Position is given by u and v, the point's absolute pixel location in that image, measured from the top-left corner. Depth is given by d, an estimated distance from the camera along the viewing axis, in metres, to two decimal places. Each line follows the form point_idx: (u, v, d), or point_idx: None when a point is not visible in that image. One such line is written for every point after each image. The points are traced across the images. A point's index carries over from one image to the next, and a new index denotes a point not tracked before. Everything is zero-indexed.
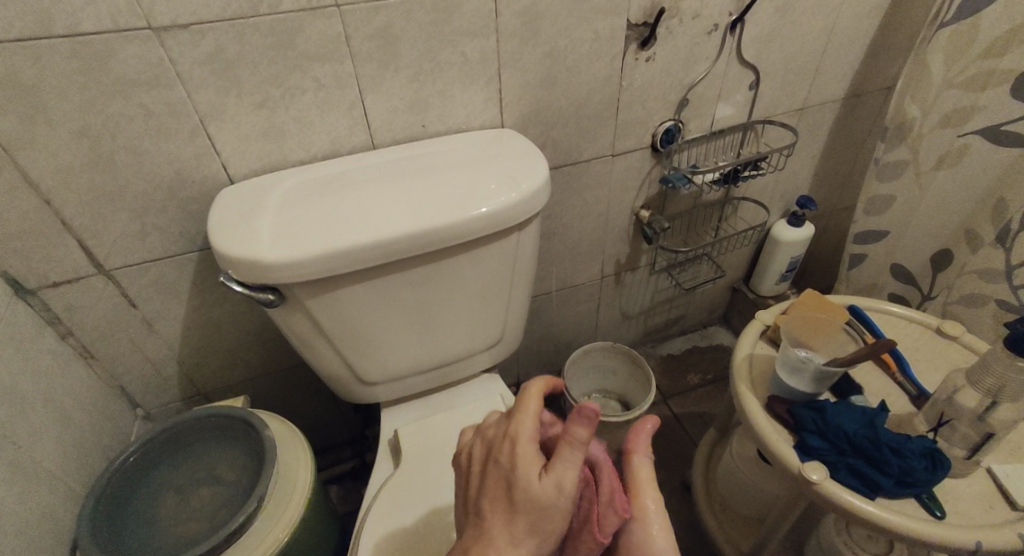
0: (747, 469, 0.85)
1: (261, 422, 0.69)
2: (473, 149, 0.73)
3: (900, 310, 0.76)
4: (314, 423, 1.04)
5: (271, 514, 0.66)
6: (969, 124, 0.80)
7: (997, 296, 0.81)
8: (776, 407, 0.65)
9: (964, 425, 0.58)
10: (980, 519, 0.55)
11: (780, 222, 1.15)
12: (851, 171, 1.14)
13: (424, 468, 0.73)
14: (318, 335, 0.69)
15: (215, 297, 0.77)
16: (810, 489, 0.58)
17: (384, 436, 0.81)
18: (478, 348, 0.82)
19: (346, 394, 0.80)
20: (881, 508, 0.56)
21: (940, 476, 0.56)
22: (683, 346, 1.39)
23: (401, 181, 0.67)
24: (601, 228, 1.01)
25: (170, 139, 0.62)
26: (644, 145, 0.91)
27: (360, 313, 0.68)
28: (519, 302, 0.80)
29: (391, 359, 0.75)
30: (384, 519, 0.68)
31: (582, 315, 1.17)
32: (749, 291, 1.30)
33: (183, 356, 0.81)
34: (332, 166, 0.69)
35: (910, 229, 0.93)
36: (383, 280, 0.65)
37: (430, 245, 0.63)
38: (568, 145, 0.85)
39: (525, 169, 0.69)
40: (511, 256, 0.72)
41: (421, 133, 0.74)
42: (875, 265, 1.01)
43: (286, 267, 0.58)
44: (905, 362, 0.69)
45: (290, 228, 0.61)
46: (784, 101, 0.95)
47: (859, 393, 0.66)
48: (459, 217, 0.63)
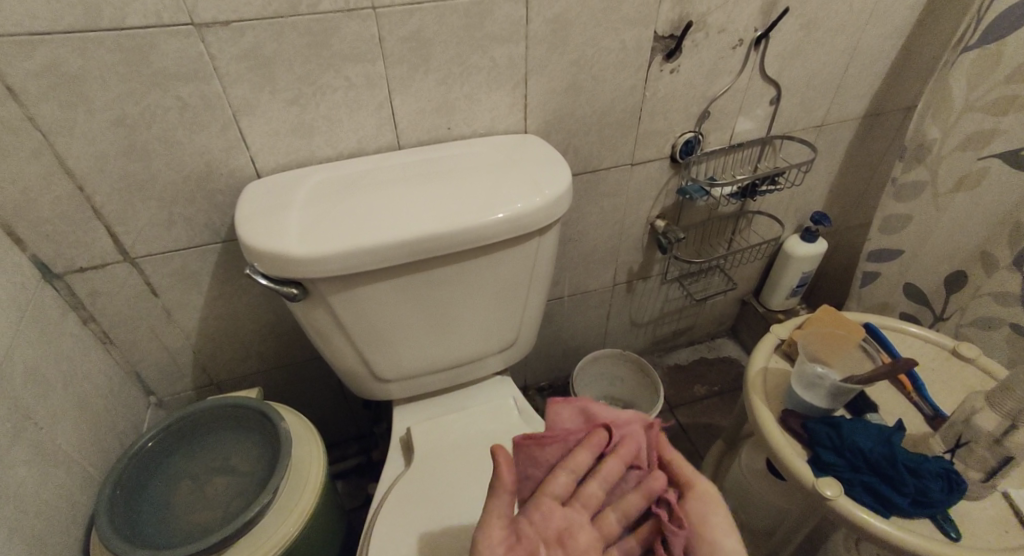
0: (757, 482, 0.85)
1: (276, 414, 0.69)
2: (497, 152, 0.74)
3: (915, 330, 0.77)
4: (323, 417, 1.04)
5: (285, 506, 0.66)
6: (990, 148, 0.80)
7: (1012, 321, 0.82)
8: (790, 421, 0.66)
9: (981, 449, 0.58)
10: (996, 542, 0.56)
11: (793, 237, 1.16)
12: (867, 189, 1.14)
13: (436, 470, 0.73)
14: (337, 331, 0.69)
15: (235, 289, 0.78)
16: (823, 504, 0.58)
17: (396, 434, 0.81)
18: (491, 350, 0.82)
19: (359, 390, 0.81)
20: (895, 527, 0.56)
21: (955, 498, 0.57)
22: (691, 357, 1.39)
23: (427, 181, 0.68)
24: (617, 235, 1.01)
25: (203, 131, 0.63)
26: (664, 156, 0.92)
27: (381, 311, 0.68)
28: (535, 306, 0.81)
29: (406, 358, 0.76)
30: (396, 516, 0.68)
31: (593, 322, 1.17)
32: (759, 305, 1.31)
33: (199, 346, 0.82)
34: (354, 165, 0.70)
35: (925, 250, 0.94)
36: (405, 279, 0.66)
37: (454, 246, 0.64)
38: (589, 153, 0.85)
39: (549, 174, 0.70)
40: (531, 260, 0.73)
41: (445, 135, 0.75)
42: (889, 284, 1.01)
43: (312, 261, 0.59)
44: (920, 382, 0.69)
45: (316, 223, 0.62)
46: (804, 117, 0.96)
47: (874, 411, 0.66)
48: (484, 220, 0.63)
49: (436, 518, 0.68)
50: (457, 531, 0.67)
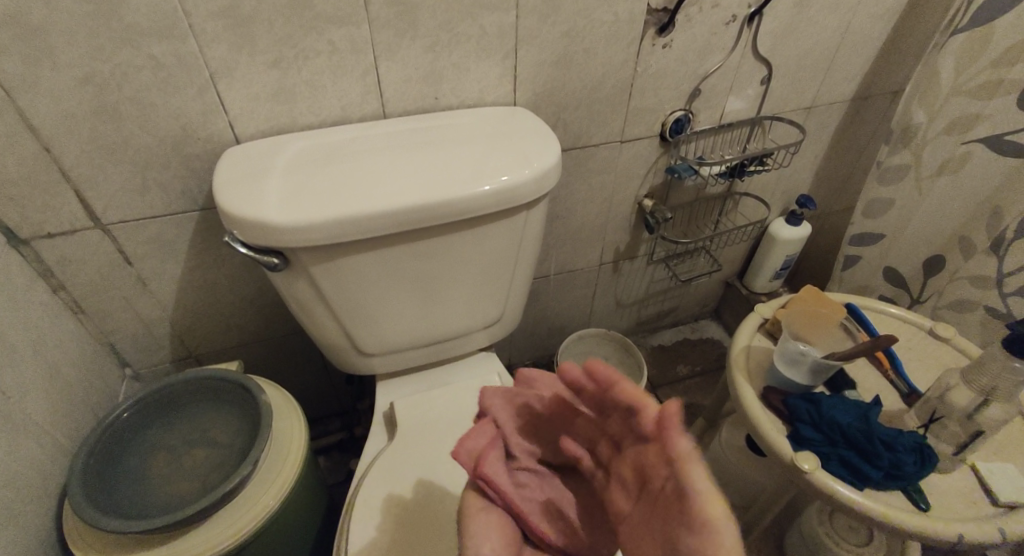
0: (736, 457, 0.86)
1: (256, 386, 0.68)
2: (486, 124, 0.72)
3: (895, 310, 0.78)
4: (305, 393, 1.03)
5: (266, 477, 0.66)
6: (974, 132, 0.80)
7: (987, 303, 0.84)
8: (771, 397, 0.67)
9: (953, 424, 0.60)
10: (961, 513, 0.57)
11: (778, 220, 1.16)
12: (852, 173, 1.15)
13: (420, 445, 0.72)
14: (320, 303, 0.68)
15: (214, 259, 0.76)
16: (800, 477, 0.60)
17: (380, 408, 0.81)
18: (476, 326, 0.82)
19: (341, 364, 0.80)
20: (867, 498, 0.57)
21: (928, 472, 0.58)
22: (674, 338, 1.41)
23: (413, 151, 0.66)
24: (604, 213, 1.00)
25: (179, 92, 0.60)
26: (654, 134, 0.91)
27: (365, 283, 0.67)
28: (521, 282, 0.80)
29: (389, 332, 0.75)
30: (377, 487, 0.69)
31: (578, 301, 1.17)
32: (742, 287, 1.32)
33: (176, 318, 0.80)
34: (339, 132, 0.68)
35: (907, 233, 0.95)
36: (389, 251, 0.65)
37: (439, 218, 0.62)
38: (578, 128, 0.84)
39: (538, 148, 0.69)
40: (519, 234, 0.72)
41: (432, 106, 0.73)
42: (870, 267, 1.03)
43: (293, 229, 0.57)
44: (898, 360, 0.71)
45: (298, 191, 0.60)
46: (794, 98, 0.96)
47: (852, 388, 0.67)
48: (470, 192, 0.62)
49: (419, 492, 0.68)
50: (434, 511, 0.66)
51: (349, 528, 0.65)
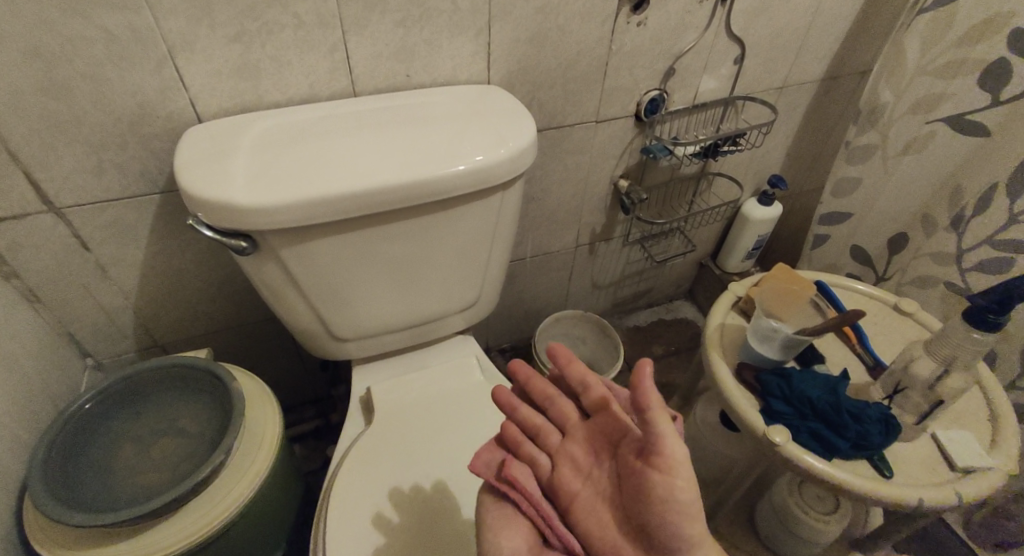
0: (710, 433, 0.88)
1: (227, 374, 0.66)
2: (459, 103, 0.71)
3: (861, 287, 0.80)
4: (278, 380, 1.01)
5: (240, 464, 0.65)
6: (937, 111, 0.82)
7: (947, 278, 0.87)
8: (745, 373, 0.68)
9: (916, 394, 0.62)
10: (923, 479, 0.59)
11: (751, 200, 1.18)
12: (821, 153, 1.17)
13: (398, 432, 0.72)
14: (291, 287, 0.66)
15: (178, 244, 0.73)
16: (772, 451, 0.61)
17: (356, 393, 0.80)
18: (453, 309, 0.81)
19: (315, 350, 0.79)
20: (837, 469, 0.59)
21: (891, 440, 0.60)
22: (649, 319, 1.42)
23: (385, 131, 0.64)
24: (580, 194, 1.00)
25: (134, 68, 0.57)
26: (630, 113, 0.90)
27: (337, 267, 0.66)
28: (497, 264, 0.79)
29: (365, 316, 0.74)
30: (354, 473, 0.68)
31: (555, 283, 1.18)
32: (716, 267, 1.34)
33: (139, 305, 0.77)
34: (305, 111, 0.66)
35: (874, 212, 0.97)
36: (363, 234, 0.63)
37: (413, 200, 0.61)
38: (553, 108, 0.84)
39: (513, 127, 0.68)
40: (495, 215, 0.71)
41: (404, 84, 0.71)
42: (838, 245, 1.05)
43: (261, 211, 0.55)
44: (864, 335, 0.73)
45: (264, 172, 0.58)
46: (766, 78, 0.96)
47: (821, 363, 0.69)
48: (444, 172, 0.61)
49: (399, 482, 0.67)
50: (414, 503, 0.65)
51: (326, 524, 0.63)
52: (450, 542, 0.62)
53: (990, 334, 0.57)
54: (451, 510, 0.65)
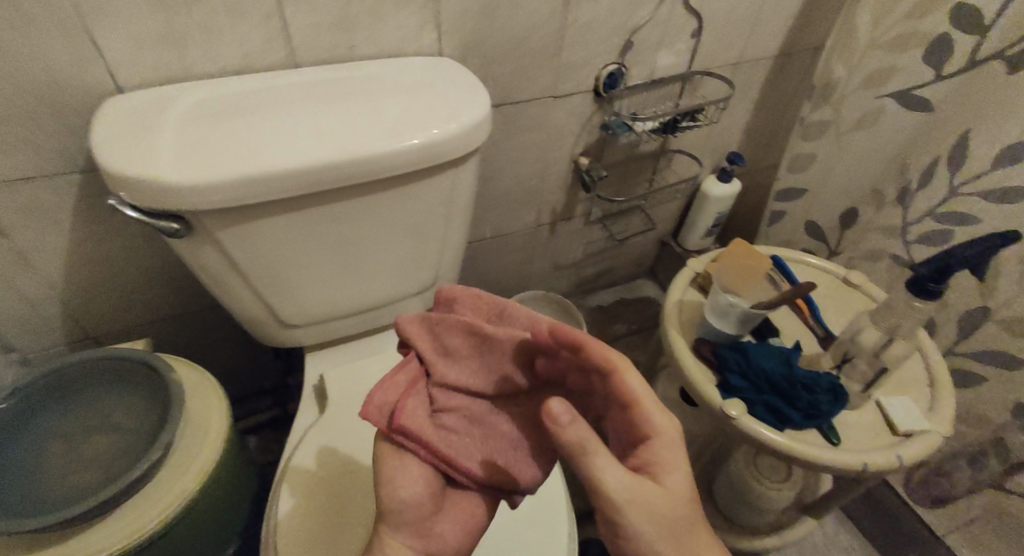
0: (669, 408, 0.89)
1: (167, 366, 0.62)
2: (408, 76, 0.67)
3: (813, 260, 0.81)
4: (229, 370, 0.97)
5: (182, 460, 0.62)
6: (886, 87, 0.83)
7: (893, 251, 0.89)
8: (702, 348, 0.68)
9: (863, 363, 0.64)
10: (868, 444, 0.61)
11: (710, 177, 1.19)
12: (777, 130, 1.19)
13: (352, 416, 0.70)
14: (232, 272, 0.63)
15: (106, 229, 0.68)
16: (727, 423, 0.62)
17: (309, 381, 0.77)
18: (409, 292, 0.79)
19: (263, 337, 0.75)
20: (788, 438, 0.60)
21: (839, 408, 0.62)
22: (612, 298, 1.43)
23: (328, 104, 0.61)
24: (539, 172, 0.98)
25: (40, 34, 0.52)
26: (587, 89, 0.89)
27: (281, 249, 0.62)
28: (454, 244, 0.77)
29: (315, 300, 0.71)
30: (307, 463, 0.65)
31: (516, 264, 1.16)
32: (676, 246, 1.35)
33: (67, 295, 0.72)
34: (241, 82, 0.61)
35: (825, 188, 0.99)
36: (306, 213, 0.60)
37: (359, 177, 0.58)
38: (508, 83, 0.81)
39: (465, 101, 0.65)
40: (449, 193, 0.69)
41: (348, 55, 0.68)
42: (793, 222, 1.07)
43: (191, 190, 0.51)
44: (815, 306, 0.74)
45: (194, 147, 0.54)
46: (722, 53, 0.96)
47: (775, 335, 0.70)
48: (392, 148, 0.58)
49: (344, 467, 0.65)
50: (351, 489, 0.63)
51: (277, 518, 0.61)
52: None
53: (931, 301, 0.57)
54: None
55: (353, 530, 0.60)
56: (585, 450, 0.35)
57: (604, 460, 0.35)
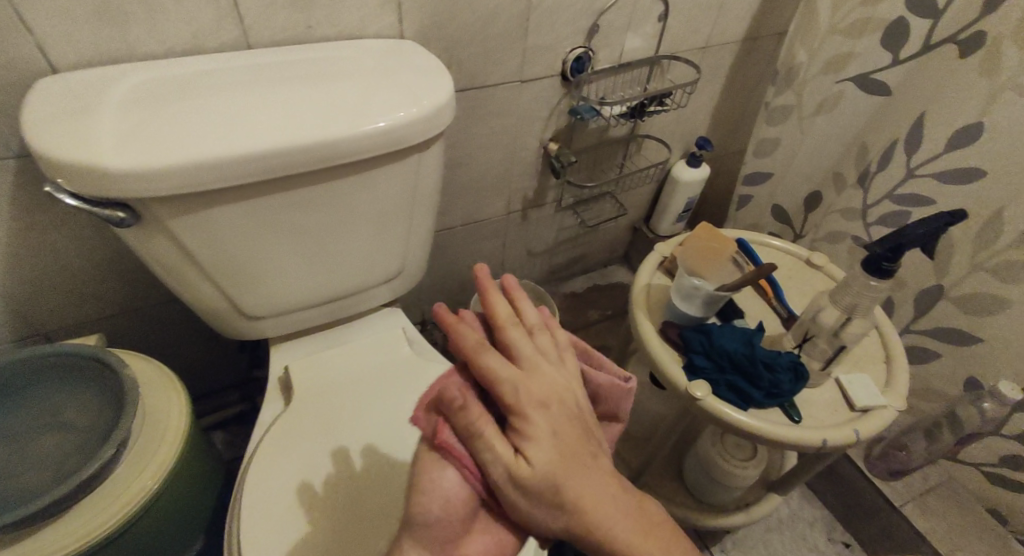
0: (640, 392, 0.90)
1: (118, 361, 0.60)
2: (368, 58, 0.66)
3: (777, 243, 0.83)
4: (193, 366, 0.94)
5: (138, 457, 0.60)
6: (846, 71, 0.84)
7: (854, 233, 0.92)
8: (669, 331, 0.69)
9: (823, 341, 0.65)
10: (826, 420, 0.63)
11: (679, 162, 1.19)
12: (744, 115, 1.20)
13: (317, 407, 0.69)
14: (187, 263, 0.61)
15: (51, 219, 0.65)
16: (694, 405, 0.63)
17: (273, 373, 0.75)
18: (376, 281, 0.77)
19: (225, 330, 0.73)
20: (753, 417, 0.61)
21: (800, 387, 0.63)
22: (586, 284, 1.43)
23: (284, 87, 0.59)
24: (508, 158, 0.97)
25: None
26: (554, 73, 0.88)
27: (238, 238, 0.60)
28: (421, 231, 0.76)
29: (277, 291, 0.69)
30: (271, 456, 0.64)
31: (488, 251, 1.15)
32: (648, 231, 1.36)
33: (10, 290, 0.68)
34: (191, 64, 0.59)
35: (790, 172, 1.00)
36: (264, 201, 0.58)
37: (317, 162, 0.56)
38: (473, 66, 0.80)
39: (427, 84, 0.63)
40: (413, 179, 0.67)
41: (305, 36, 0.65)
42: (760, 205, 1.08)
43: (137, 176, 0.49)
44: (779, 288, 0.75)
45: (140, 131, 0.51)
46: (689, 37, 0.96)
47: (740, 317, 0.71)
48: (351, 132, 0.57)
49: (306, 465, 0.64)
50: (314, 488, 0.62)
51: (239, 524, 0.59)
52: (374, 519, 0.60)
53: (884, 280, 0.59)
54: (375, 487, 0.63)
55: (319, 524, 0.59)
56: (472, 434, 0.32)
57: (487, 447, 0.32)
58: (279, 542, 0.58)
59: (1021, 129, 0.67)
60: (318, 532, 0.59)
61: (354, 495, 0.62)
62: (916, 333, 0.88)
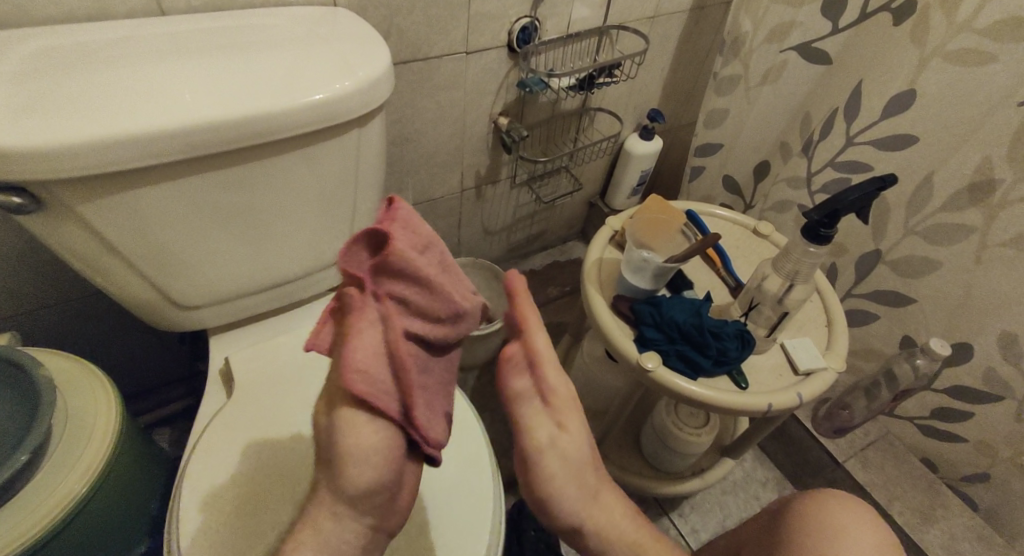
0: (596, 366, 0.90)
1: (32, 359, 0.56)
2: (297, 25, 0.62)
3: (726, 213, 0.84)
4: (131, 361, 0.89)
5: (62, 459, 0.59)
6: (789, 40, 0.85)
7: (800, 201, 0.94)
8: (620, 305, 0.69)
9: (767, 308, 0.66)
10: (771, 385, 0.65)
11: (633, 136, 1.19)
12: (695, 86, 1.20)
13: (263, 397, 0.66)
14: (105, 252, 0.56)
15: None
16: (645, 376, 0.64)
17: (215, 365, 0.72)
18: (323, 264, 0.74)
19: (159, 322, 0.69)
20: (702, 386, 0.62)
21: (747, 354, 0.64)
22: (545, 262, 1.43)
23: (203, 57, 0.55)
24: (458, 135, 0.95)
25: None
26: (501, 44, 0.85)
27: (162, 224, 0.56)
28: (367, 211, 0.73)
29: (213, 278, 0.65)
30: (214, 450, 0.62)
31: (442, 231, 1.13)
32: (604, 206, 1.36)
33: None
34: (98, 31, 0.54)
35: (739, 142, 1.01)
36: (187, 182, 0.54)
37: (244, 140, 0.53)
38: (415, 36, 0.76)
39: (362, 53, 0.60)
40: (354, 156, 0.64)
41: (227, 2, 0.61)
42: (711, 177, 1.10)
43: (31, 156, 0.44)
44: (727, 257, 0.77)
45: (36, 105, 0.47)
46: (637, 6, 0.94)
47: (690, 288, 0.72)
48: (280, 106, 0.53)
49: (250, 459, 0.61)
50: (263, 475, 0.60)
51: (178, 526, 0.57)
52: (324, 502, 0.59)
53: (822, 247, 0.60)
54: None
55: (266, 516, 0.57)
56: None
57: None
58: (236, 536, 0.56)
59: (950, 95, 0.69)
60: (274, 516, 0.57)
61: (299, 471, 0.61)
62: (858, 296, 0.91)
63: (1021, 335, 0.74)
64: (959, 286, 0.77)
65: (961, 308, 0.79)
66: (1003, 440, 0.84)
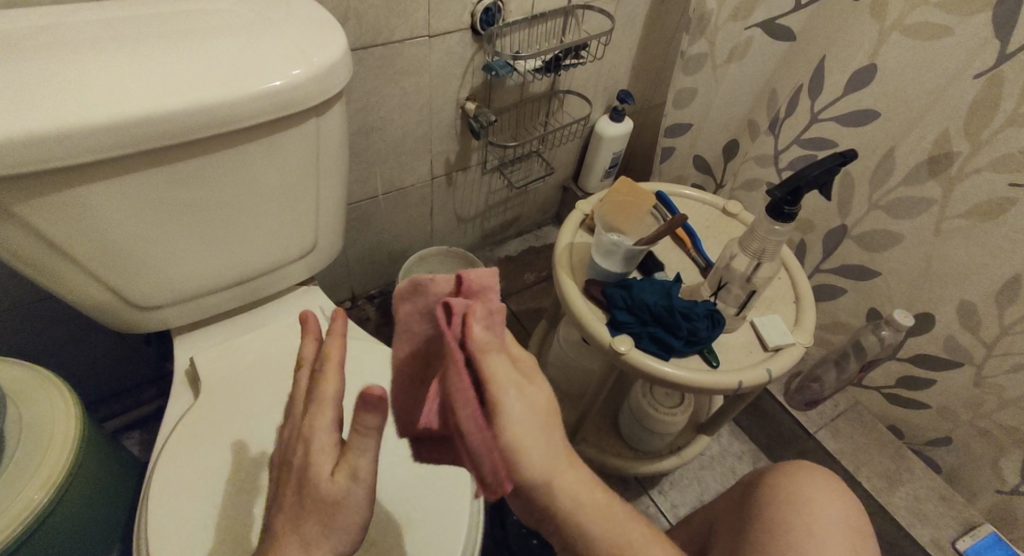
0: (571, 350, 0.90)
1: None
2: (249, 10, 0.59)
3: (695, 193, 0.84)
4: (94, 365, 0.87)
5: (22, 470, 0.57)
6: (753, 17, 0.84)
7: (768, 179, 0.95)
8: (592, 289, 0.69)
9: (736, 287, 0.67)
10: (741, 361, 0.66)
11: (603, 118, 1.18)
12: (663, 67, 1.19)
13: (232, 396, 0.65)
14: (53, 254, 0.53)
15: None
16: (618, 359, 0.64)
17: (179, 366, 0.70)
18: (290, 257, 0.72)
19: (118, 325, 0.67)
20: (674, 367, 0.63)
21: (718, 332, 0.64)
22: (520, 248, 1.42)
23: (145, 44, 0.52)
24: (426, 122, 0.93)
25: None
26: (464, 26, 0.83)
27: (111, 222, 0.53)
28: (332, 202, 0.71)
29: (174, 276, 0.63)
30: (181, 453, 0.60)
31: (413, 220, 1.11)
32: (578, 190, 1.35)
33: None
34: (27, 18, 0.51)
35: (707, 122, 1.01)
36: (137, 179, 0.52)
37: (196, 131, 0.50)
38: (375, 20, 0.74)
39: (318, 39, 0.57)
40: (313, 147, 0.62)
41: None
42: (682, 157, 1.10)
43: None
44: (697, 238, 0.77)
45: None
46: None
47: (661, 269, 0.72)
48: (231, 95, 0.51)
49: (221, 460, 0.60)
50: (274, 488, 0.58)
51: (147, 532, 0.55)
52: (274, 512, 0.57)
53: (787, 224, 0.60)
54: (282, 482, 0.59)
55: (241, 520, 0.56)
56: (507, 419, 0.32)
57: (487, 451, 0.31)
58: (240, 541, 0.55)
59: (908, 70, 0.70)
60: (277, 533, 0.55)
61: None
62: (825, 271, 0.93)
63: (978, 303, 0.76)
64: (920, 258, 0.79)
65: (922, 279, 0.81)
66: (963, 405, 0.87)
